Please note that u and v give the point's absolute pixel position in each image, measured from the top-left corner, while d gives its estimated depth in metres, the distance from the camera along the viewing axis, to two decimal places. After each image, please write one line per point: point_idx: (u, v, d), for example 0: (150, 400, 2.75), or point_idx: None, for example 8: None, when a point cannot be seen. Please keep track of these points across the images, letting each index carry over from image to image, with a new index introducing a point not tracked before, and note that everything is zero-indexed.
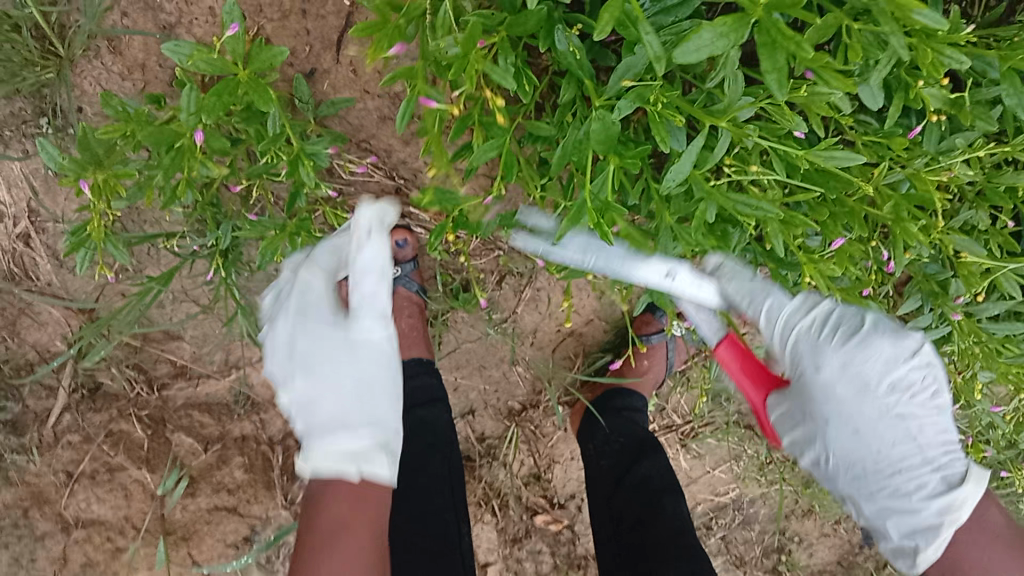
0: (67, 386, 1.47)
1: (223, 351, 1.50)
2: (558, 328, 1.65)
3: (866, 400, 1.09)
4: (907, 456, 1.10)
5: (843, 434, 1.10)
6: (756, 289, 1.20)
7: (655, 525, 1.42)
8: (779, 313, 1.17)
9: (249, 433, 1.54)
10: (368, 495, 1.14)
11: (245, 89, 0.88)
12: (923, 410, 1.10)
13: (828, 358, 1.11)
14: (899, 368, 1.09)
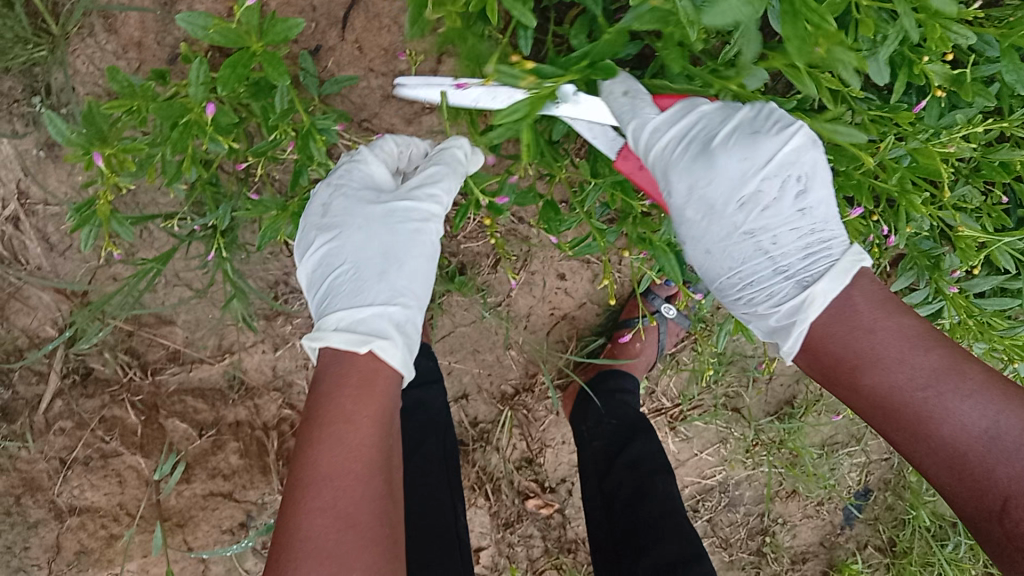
0: (58, 372, 1.46)
1: (216, 336, 1.51)
2: (552, 311, 1.67)
3: (711, 220, 1.03)
4: (756, 266, 1.03)
5: (697, 253, 1.07)
6: (639, 107, 1.04)
7: (647, 504, 1.47)
8: (645, 133, 1.02)
9: (244, 418, 1.54)
10: (371, 391, 0.99)
11: (259, 61, 0.91)
12: (776, 216, 1.01)
13: (676, 182, 1.04)
14: (749, 181, 1.00)
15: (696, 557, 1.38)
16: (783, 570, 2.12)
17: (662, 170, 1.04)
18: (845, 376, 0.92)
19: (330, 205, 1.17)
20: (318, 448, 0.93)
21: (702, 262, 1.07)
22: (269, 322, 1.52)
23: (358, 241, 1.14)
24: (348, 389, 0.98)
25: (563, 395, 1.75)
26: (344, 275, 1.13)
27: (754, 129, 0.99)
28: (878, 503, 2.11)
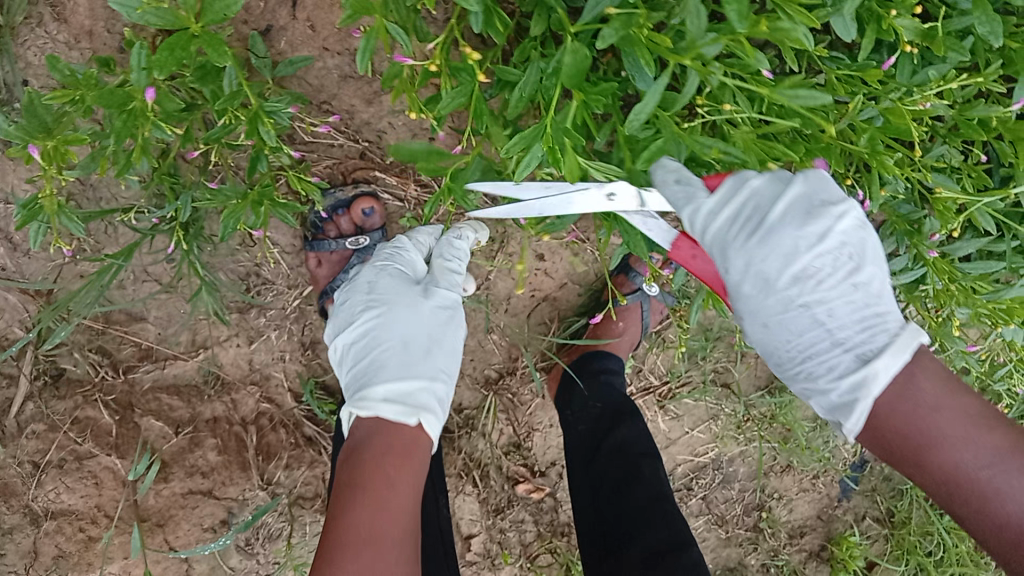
0: (28, 374, 1.43)
1: (188, 331, 1.48)
2: (532, 293, 1.64)
3: (771, 295, 0.92)
4: (817, 342, 0.93)
5: (756, 329, 0.96)
6: (686, 193, 0.95)
7: (634, 489, 1.44)
8: (699, 217, 0.94)
9: (221, 414, 1.51)
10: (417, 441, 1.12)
11: (200, 43, 0.85)
12: (833, 289, 0.91)
13: (732, 257, 0.93)
14: (800, 259, 0.90)
15: (684, 545, 1.36)
16: (782, 545, 2.09)
17: (722, 251, 0.94)
18: (910, 452, 0.83)
19: (376, 284, 1.32)
20: (347, 511, 0.98)
21: (760, 339, 0.96)
22: (242, 315, 1.49)
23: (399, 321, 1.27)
24: (387, 444, 1.07)
25: (548, 378, 1.73)
26: (388, 351, 1.22)
27: (807, 211, 0.91)
28: (873, 473, 2.09)
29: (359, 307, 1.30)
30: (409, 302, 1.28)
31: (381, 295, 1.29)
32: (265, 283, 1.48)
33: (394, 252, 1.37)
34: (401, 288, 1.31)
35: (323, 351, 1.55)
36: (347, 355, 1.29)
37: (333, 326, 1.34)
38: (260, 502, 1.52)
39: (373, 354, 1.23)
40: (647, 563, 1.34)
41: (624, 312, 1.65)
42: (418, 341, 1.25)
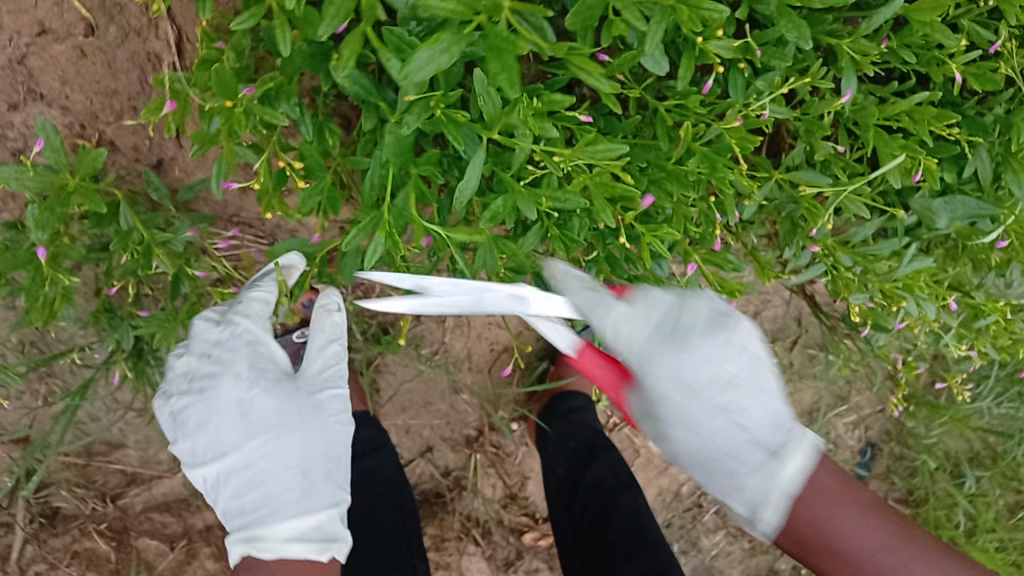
0: (23, 520, 1.47)
1: (168, 448, 1.53)
2: (491, 347, 1.68)
3: (695, 398, 0.91)
4: (734, 448, 0.92)
5: (684, 431, 0.92)
6: (598, 299, 0.96)
7: (612, 523, 1.45)
8: (623, 328, 0.93)
9: (213, 522, 1.56)
10: None
11: (77, 197, 0.96)
12: (748, 394, 0.92)
13: (647, 364, 0.93)
14: (717, 360, 0.92)
15: (666, 569, 1.34)
16: None
17: (644, 362, 0.93)
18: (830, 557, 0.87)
19: (247, 403, 1.12)
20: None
21: (690, 444, 0.94)
22: None
23: (275, 457, 1.11)
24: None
25: (527, 426, 1.76)
26: (289, 482, 1.11)
27: (726, 316, 0.95)
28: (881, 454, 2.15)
29: (234, 438, 1.10)
30: (300, 419, 1.15)
31: (257, 421, 1.12)
32: None
33: (251, 350, 1.17)
34: (281, 404, 1.14)
35: None
36: (222, 485, 1.11)
37: (199, 446, 1.11)
38: None
39: (264, 484, 1.10)
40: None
41: None
42: (313, 468, 1.13)
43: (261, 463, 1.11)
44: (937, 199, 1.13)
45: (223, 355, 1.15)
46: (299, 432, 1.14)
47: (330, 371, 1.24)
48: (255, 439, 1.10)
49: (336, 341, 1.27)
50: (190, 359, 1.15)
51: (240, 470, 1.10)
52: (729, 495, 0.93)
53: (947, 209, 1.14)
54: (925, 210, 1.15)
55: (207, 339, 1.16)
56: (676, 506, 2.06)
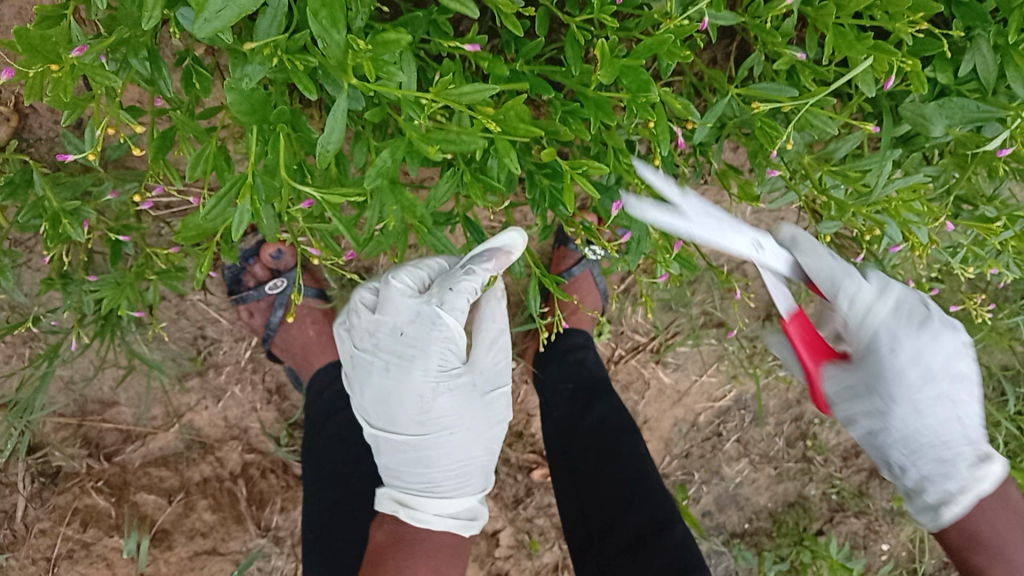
0: (25, 479, 1.50)
1: (160, 404, 1.53)
2: (478, 286, 1.63)
3: (926, 386, 1.00)
4: (951, 440, 1.03)
5: (907, 413, 1.01)
6: (836, 269, 0.99)
7: (611, 472, 1.40)
8: (860, 296, 0.98)
9: (210, 474, 1.57)
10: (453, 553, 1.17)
11: None
12: (946, 410, 1.02)
13: (905, 342, 0.98)
14: (960, 362, 0.99)
15: (667, 524, 1.32)
16: (837, 470, 2.01)
17: (868, 354, 1.01)
18: (982, 551, 1.03)
19: (427, 400, 1.11)
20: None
21: (907, 428, 1.02)
22: (202, 377, 1.54)
23: (455, 441, 1.14)
24: (431, 564, 1.13)
25: (525, 362, 1.72)
26: (447, 474, 1.16)
27: (931, 317, 1.00)
28: None
29: (410, 426, 1.12)
30: (471, 419, 1.15)
31: (440, 420, 1.12)
32: (215, 343, 1.53)
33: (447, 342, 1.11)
34: (456, 404, 1.13)
35: (291, 392, 1.59)
36: (384, 447, 1.16)
37: (371, 410, 1.15)
38: (263, 548, 1.59)
39: (426, 469, 1.15)
40: (628, 548, 1.30)
41: (575, 284, 1.66)
42: (472, 470, 1.18)
43: (426, 454, 1.14)
44: (932, 103, 0.99)
45: (405, 343, 1.11)
46: (468, 431, 1.15)
47: (499, 363, 1.18)
48: (427, 435, 1.13)
49: (504, 334, 1.17)
50: (392, 323, 1.09)
51: (404, 450, 1.14)
52: (936, 482, 1.04)
53: (943, 114, 0.99)
54: (917, 117, 1.01)
55: (405, 316, 1.09)
56: (695, 436, 1.94)
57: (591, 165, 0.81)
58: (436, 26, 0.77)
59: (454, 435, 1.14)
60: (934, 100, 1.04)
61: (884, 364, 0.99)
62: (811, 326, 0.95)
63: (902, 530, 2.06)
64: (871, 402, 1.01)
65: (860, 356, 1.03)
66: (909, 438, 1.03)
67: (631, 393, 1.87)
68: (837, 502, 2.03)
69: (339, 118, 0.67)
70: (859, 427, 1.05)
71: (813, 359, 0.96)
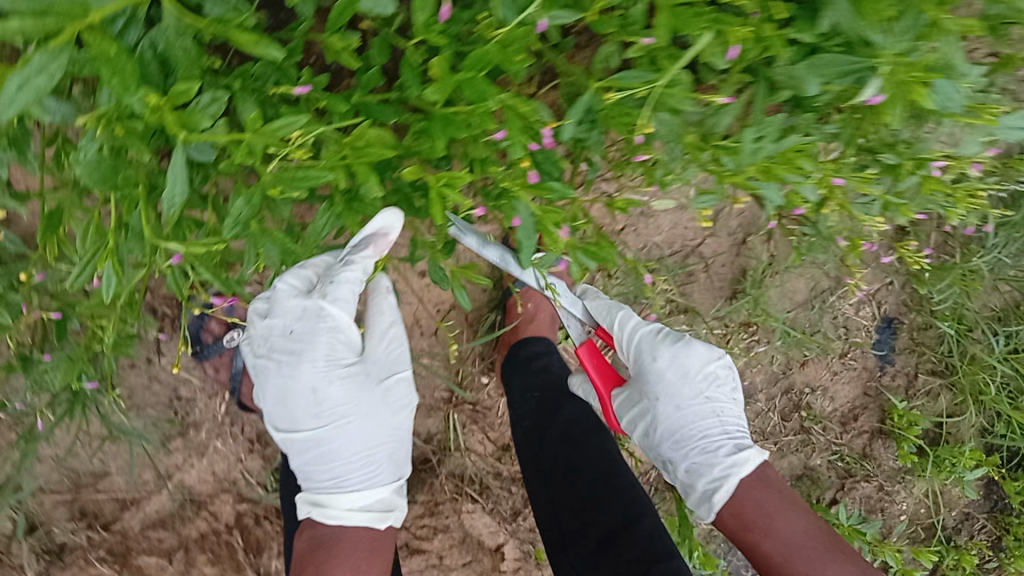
0: (32, 559, 1.56)
1: (148, 469, 1.59)
2: (437, 308, 1.66)
3: (686, 386, 1.38)
4: (711, 428, 1.39)
5: (669, 408, 1.38)
6: (612, 306, 1.48)
7: (583, 472, 1.41)
8: (630, 319, 1.42)
9: (206, 529, 1.63)
10: (378, 557, 1.20)
11: None
12: (700, 405, 1.39)
13: (662, 352, 1.38)
14: (711, 365, 1.40)
15: (638, 516, 1.32)
16: (836, 436, 2.07)
17: (641, 372, 1.41)
18: (756, 531, 1.28)
19: (321, 390, 1.15)
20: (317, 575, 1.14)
21: (671, 420, 1.38)
22: (183, 438, 1.59)
23: (357, 429, 1.19)
24: (352, 564, 1.16)
25: (497, 376, 1.74)
26: (351, 466, 1.20)
27: (683, 335, 1.40)
28: (904, 329, 2.03)
29: (308, 415, 1.16)
30: (369, 408, 1.20)
31: (338, 409, 1.17)
32: (190, 402, 1.58)
33: (331, 329, 1.17)
34: (351, 392, 1.18)
35: (272, 438, 1.64)
36: (292, 450, 1.20)
37: (274, 412, 1.19)
38: None
39: (333, 464, 1.19)
40: (602, 543, 1.32)
41: (524, 296, 1.67)
42: (379, 456, 1.21)
43: (331, 443, 1.18)
44: (801, 64, 1.01)
45: (301, 335, 1.15)
46: (367, 419, 1.19)
47: (393, 353, 1.24)
48: (326, 426, 1.17)
49: (396, 324, 1.24)
50: (283, 323, 1.15)
51: (309, 447, 1.18)
52: (701, 472, 1.37)
53: (814, 73, 1.01)
54: (790, 80, 1.03)
55: (294, 313, 1.14)
56: None
57: (455, 177, 0.86)
58: (278, 71, 0.81)
59: (359, 418, 1.19)
60: (810, 58, 1.05)
61: (648, 368, 1.39)
62: (600, 356, 1.45)
63: (915, 486, 2.07)
64: (639, 405, 1.39)
65: (634, 378, 1.43)
66: (670, 429, 1.39)
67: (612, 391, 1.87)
68: (844, 469, 2.08)
69: (179, 173, 0.72)
70: (638, 427, 1.40)
71: (604, 385, 1.45)
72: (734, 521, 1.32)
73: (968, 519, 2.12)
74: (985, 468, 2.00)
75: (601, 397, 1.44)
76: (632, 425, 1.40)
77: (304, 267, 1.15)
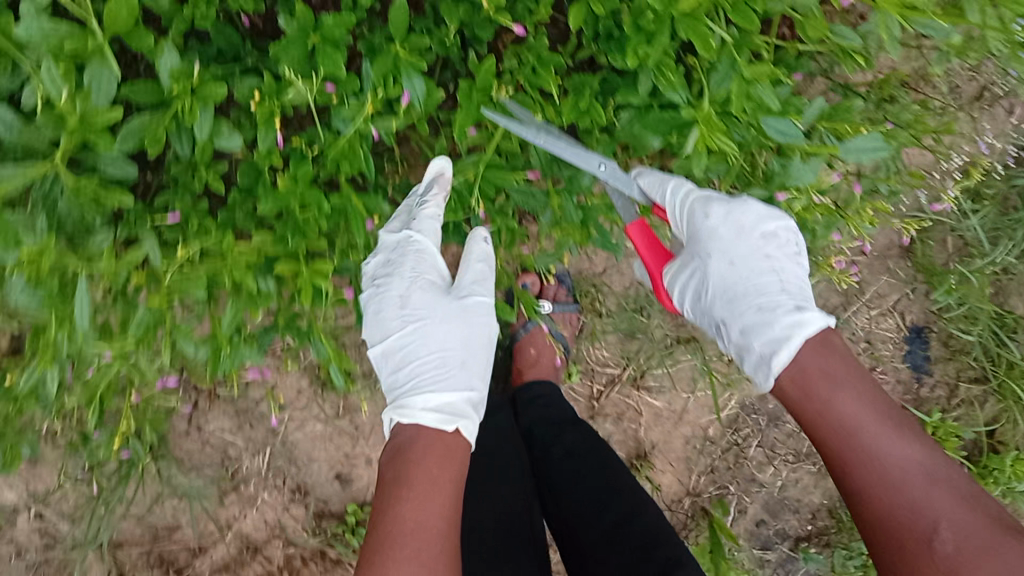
0: None
1: (210, 520, 1.85)
2: None
3: (739, 241, 1.23)
4: (772, 287, 1.21)
5: (721, 265, 1.24)
6: (661, 178, 1.32)
7: (583, 477, 1.50)
8: (678, 185, 1.27)
9: (263, 570, 1.88)
10: (449, 463, 1.16)
11: None
12: (742, 245, 1.24)
13: (714, 208, 1.24)
14: (768, 221, 1.23)
15: (636, 513, 1.40)
16: None
17: (694, 237, 1.27)
18: (810, 399, 1.11)
19: (408, 296, 1.34)
20: (386, 556, 1.02)
21: (723, 278, 1.23)
22: (236, 492, 1.85)
23: (435, 335, 1.32)
24: (429, 456, 1.16)
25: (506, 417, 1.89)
26: (427, 367, 1.30)
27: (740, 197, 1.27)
28: (935, 338, 1.97)
29: (398, 323, 1.33)
30: (445, 315, 1.34)
31: (414, 316, 1.33)
32: (237, 461, 1.83)
33: (417, 253, 1.35)
34: (429, 303, 1.34)
35: (311, 488, 1.86)
36: (382, 363, 1.34)
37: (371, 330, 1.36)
38: None
39: (411, 369, 1.30)
40: (606, 537, 1.39)
41: (531, 339, 1.77)
42: (451, 361, 1.30)
43: (410, 349, 1.32)
44: (637, 123, 1.11)
45: (392, 262, 1.35)
46: (443, 324, 1.33)
47: (477, 282, 1.38)
48: (408, 329, 1.32)
49: (483, 261, 1.38)
50: (384, 256, 1.36)
51: (395, 353, 1.33)
52: (757, 333, 1.18)
53: (652, 129, 1.10)
54: (631, 136, 1.12)
55: (387, 242, 1.37)
56: (712, 449, 2.02)
57: (324, 267, 1.04)
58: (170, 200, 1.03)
59: (431, 330, 1.32)
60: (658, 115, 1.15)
61: (701, 226, 1.25)
62: (653, 237, 1.33)
63: None
64: (689, 269, 1.27)
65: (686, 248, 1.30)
66: (722, 285, 1.23)
67: (627, 423, 1.95)
68: None
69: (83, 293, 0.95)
70: (688, 296, 1.28)
71: (654, 264, 1.33)
72: (794, 388, 1.12)
73: None
74: None
75: (652, 275, 1.30)
76: (686, 299, 1.28)
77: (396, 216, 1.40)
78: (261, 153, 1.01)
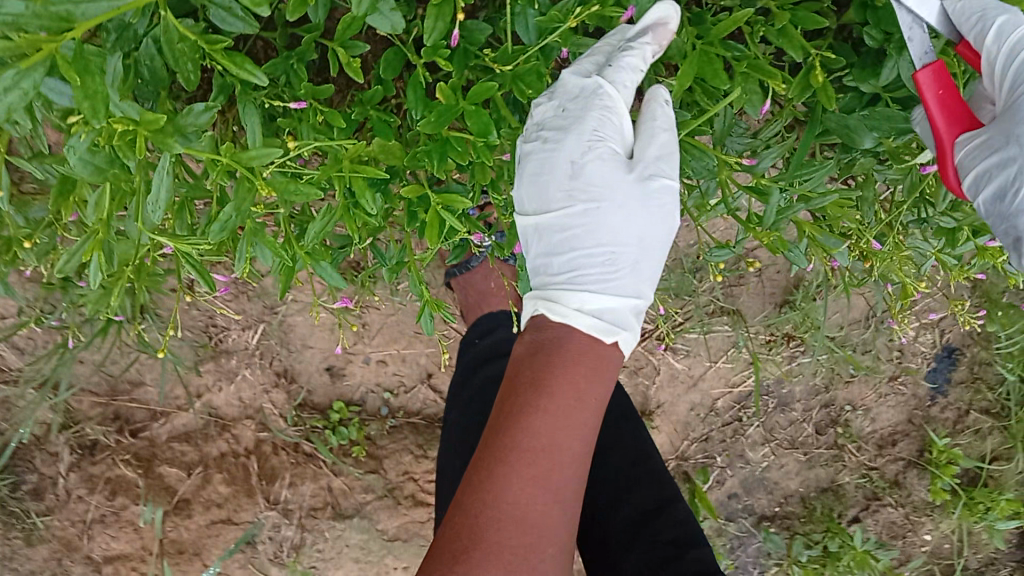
0: (66, 450, 1.67)
1: (179, 386, 1.67)
2: None
3: None
4: None
5: None
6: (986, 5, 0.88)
7: (615, 449, 1.39)
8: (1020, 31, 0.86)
9: (226, 449, 1.71)
10: (601, 368, 0.99)
11: None
12: None
13: None
14: None
15: (669, 502, 1.32)
16: (869, 458, 1.98)
17: (1011, 110, 0.90)
18: None
19: (583, 165, 1.02)
20: (512, 471, 0.90)
21: None
22: (215, 362, 1.66)
23: (612, 220, 1.03)
24: (577, 376, 0.96)
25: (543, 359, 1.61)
26: (592, 256, 1.04)
27: None
28: (964, 361, 1.91)
29: (564, 195, 1.03)
30: (623, 199, 1.02)
31: (592, 188, 1.02)
32: (224, 330, 1.64)
33: (605, 115, 1.00)
34: (610, 175, 1.03)
35: (298, 376, 1.69)
36: (535, 237, 1.07)
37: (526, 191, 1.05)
38: (274, 519, 1.72)
39: (572, 251, 1.04)
40: (636, 520, 1.29)
41: None
42: (621, 255, 1.04)
43: (581, 228, 1.04)
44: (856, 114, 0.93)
45: (572, 114, 1.01)
46: (621, 212, 1.02)
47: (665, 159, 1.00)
48: (578, 204, 1.03)
49: (671, 133, 0.98)
50: (560, 105, 1.01)
51: (555, 229, 1.04)
52: None
53: (870, 125, 0.93)
54: (842, 129, 0.93)
55: (570, 93, 1.01)
56: (714, 420, 1.94)
57: (455, 198, 0.85)
58: (291, 69, 0.81)
59: (604, 214, 1.03)
60: (865, 107, 0.97)
61: None
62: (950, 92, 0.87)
63: (942, 522, 2.00)
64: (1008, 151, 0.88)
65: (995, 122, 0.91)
66: None
67: (640, 378, 1.86)
68: (872, 490, 2.00)
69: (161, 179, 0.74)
70: (990, 190, 0.91)
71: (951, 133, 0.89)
72: None
73: (992, 562, 2.07)
74: (1017, 521, 1.94)
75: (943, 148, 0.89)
76: (985, 194, 0.91)
77: (594, 51, 1.02)
78: (425, 47, 0.78)
